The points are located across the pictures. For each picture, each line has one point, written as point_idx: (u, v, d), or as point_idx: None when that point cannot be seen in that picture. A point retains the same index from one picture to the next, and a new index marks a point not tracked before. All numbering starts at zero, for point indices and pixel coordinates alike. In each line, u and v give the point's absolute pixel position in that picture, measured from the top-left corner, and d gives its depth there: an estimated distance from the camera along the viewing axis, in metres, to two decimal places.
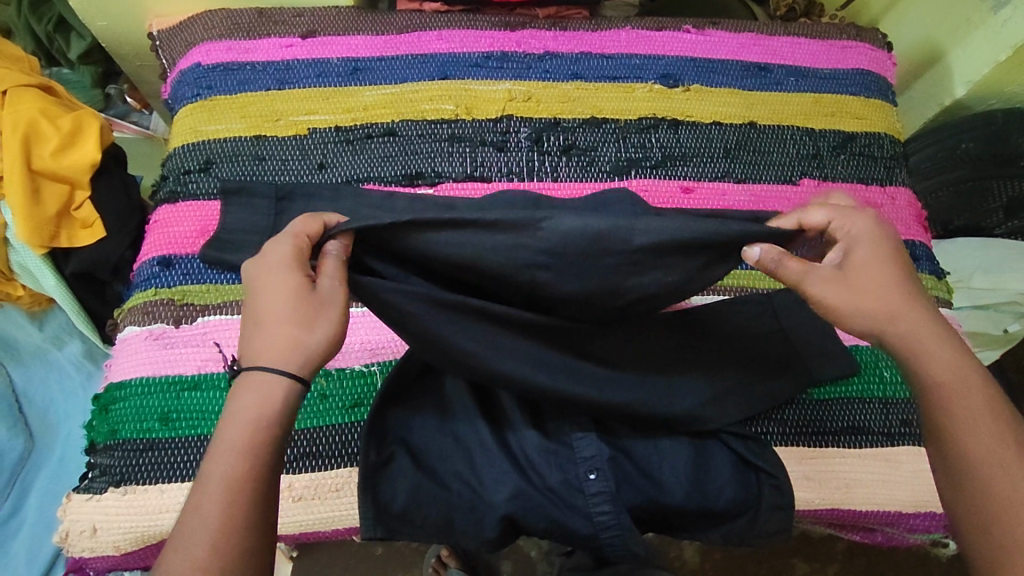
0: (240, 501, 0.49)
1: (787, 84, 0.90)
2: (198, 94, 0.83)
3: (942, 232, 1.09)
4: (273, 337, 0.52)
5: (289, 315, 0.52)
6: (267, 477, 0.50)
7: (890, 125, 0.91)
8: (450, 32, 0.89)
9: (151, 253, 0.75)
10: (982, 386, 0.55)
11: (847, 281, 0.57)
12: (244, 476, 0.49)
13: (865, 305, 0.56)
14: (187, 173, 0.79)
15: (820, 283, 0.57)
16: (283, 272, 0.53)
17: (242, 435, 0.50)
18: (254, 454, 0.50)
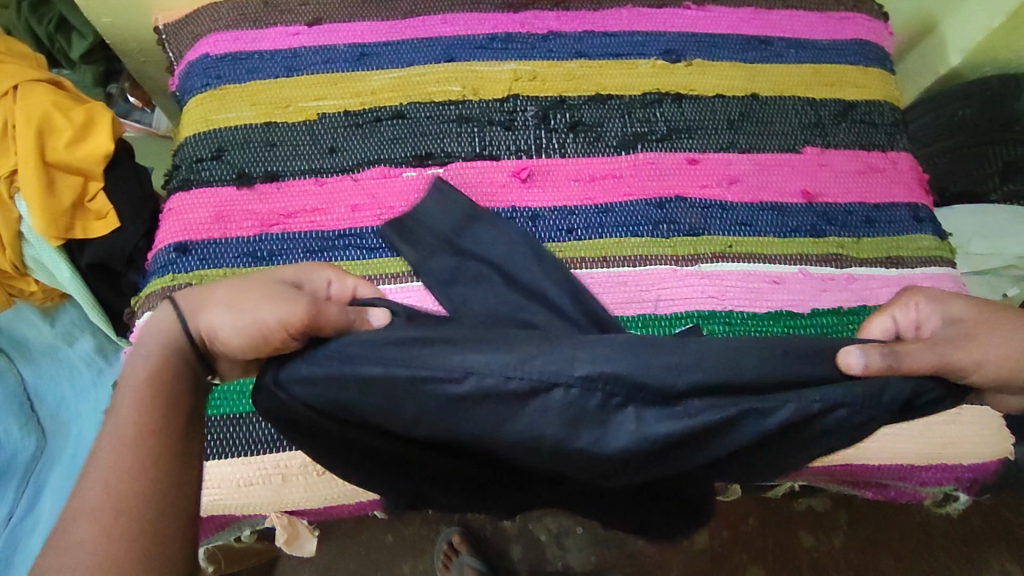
0: (147, 429, 0.53)
1: (788, 56, 0.92)
2: (208, 84, 0.84)
3: (941, 200, 1.11)
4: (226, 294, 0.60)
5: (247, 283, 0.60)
6: (166, 410, 0.54)
7: (889, 93, 0.92)
8: (454, 16, 0.90)
9: (167, 240, 0.76)
10: None
11: (969, 334, 0.56)
12: (148, 406, 0.54)
13: (978, 349, 0.55)
14: (200, 162, 0.79)
15: (960, 347, 0.54)
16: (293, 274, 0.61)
17: (138, 372, 0.55)
18: (149, 389, 0.55)
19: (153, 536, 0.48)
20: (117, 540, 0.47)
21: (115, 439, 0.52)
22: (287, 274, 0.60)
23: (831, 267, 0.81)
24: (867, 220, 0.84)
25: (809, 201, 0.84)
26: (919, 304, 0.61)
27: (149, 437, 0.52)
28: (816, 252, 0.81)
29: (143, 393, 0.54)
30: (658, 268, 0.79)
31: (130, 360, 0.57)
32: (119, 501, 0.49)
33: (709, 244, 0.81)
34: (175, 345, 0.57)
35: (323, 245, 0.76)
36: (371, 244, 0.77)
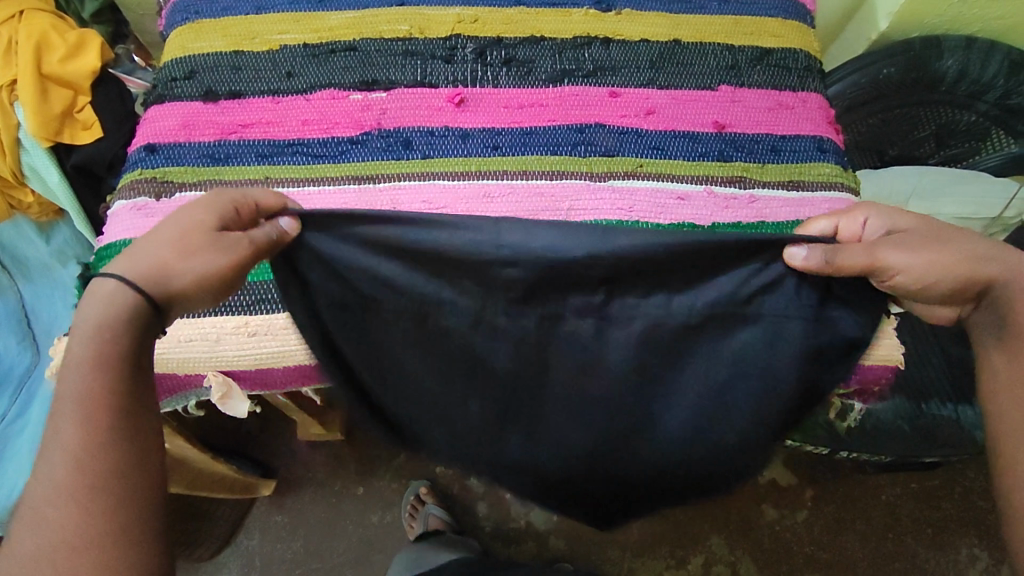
0: (100, 417, 0.57)
1: (711, 8, 1.00)
2: (187, 19, 0.96)
3: (880, 162, 1.22)
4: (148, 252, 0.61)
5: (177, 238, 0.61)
6: (114, 397, 0.58)
7: (805, 43, 1.00)
8: None
9: (140, 144, 0.87)
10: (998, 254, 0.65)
11: (917, 240, 0.65)
12: (97, 391, 0.57)
13: (917, 255, 0.64)
14: (173, 80, 0.90)
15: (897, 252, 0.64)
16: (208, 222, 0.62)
17: (96, 352, 0.58)
18: (104, 374, 0.58)
19: (108, 513, 0.55)
20: (89, 524, 0.54)
21: (65, 422, 0.56)
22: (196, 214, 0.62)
23: (735, 188, 0.88)
24: (772, 149, 0.91)
25: (720, 131, 0.92)
26: (861, 214, 0.69)
27: (92, 426, 0.56)
28: (723, 174, 0.89)
29: (94, 372, 0.58)
30: (575, 182, 0.87)
31: (77, 346, 0.58)
32: (75, 476, 0.55)
33: (622, 162, 0.89)
34: (125, 321, 0.59)
35: (274, 151, 0.87)
36: (317, 152, 0.87)
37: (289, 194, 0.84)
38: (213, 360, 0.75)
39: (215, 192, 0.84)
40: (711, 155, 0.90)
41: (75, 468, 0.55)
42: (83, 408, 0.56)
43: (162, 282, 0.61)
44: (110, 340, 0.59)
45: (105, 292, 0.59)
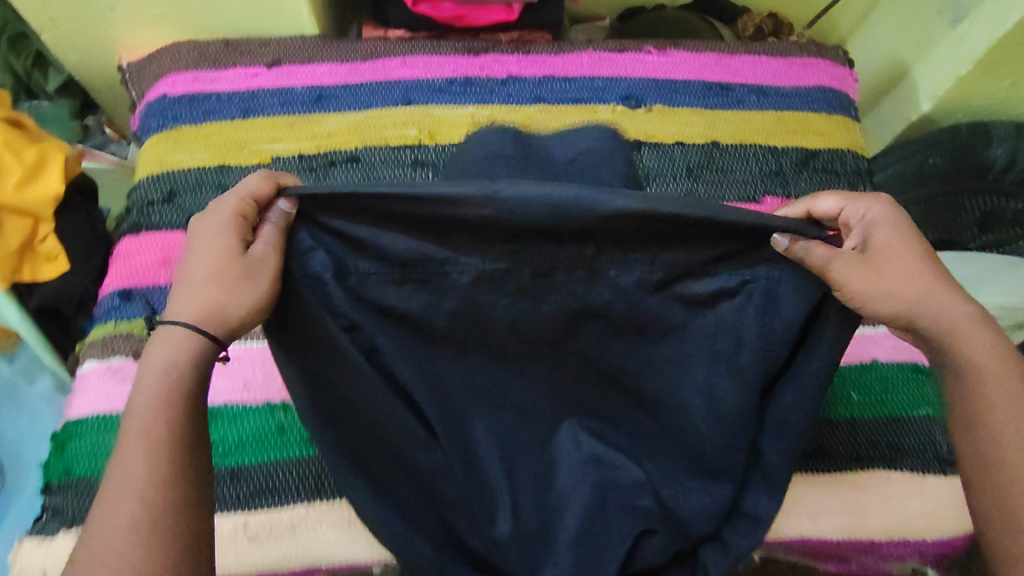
0: (170, 456, 0.47)
1: (749, 102, 0.91)
2: (163, 125, 0.84)
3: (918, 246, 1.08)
4: (193, 293, 0.51)
5: (217, 274, 0.51)
6: (186, 438, 0.48)
7: (852, 141, 0.91)
8: (414, 58, 0.90)
9: (113, 286, 0.76)
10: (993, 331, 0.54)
11: (867, 266, 0.52)
12: (165, 437, 0.47)
13: (866, 277, 0.51)
14: (150, 205, 0.79)
15: (846, 269, 0.49)
16: (216, 235, 0.52)
17: (159, 400, 0.48)
18: (172, 413, 0.48)
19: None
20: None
21: (132, 460, 0.46)
22: (212, 222, 0.52)
23: None
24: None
25: None
26: (862, 207, 0.55)
27: (160, 468, 0.46)
28: None
29: (167, 408, 0.48)
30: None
31: (140, 394, 0.49)
32: (142, 531, 0.44)
33: None
34: (190, 367, 0.50)
35: None
36: None
37: None
38: (293, 553, 0.63)
39: None
40: None
41: (126, 525, 0.44)
42: (170, 448, 0.47)
43: (228, 322, 0.50)
44: (178, 376, 0.49)
45: (166, 335, 0.50)
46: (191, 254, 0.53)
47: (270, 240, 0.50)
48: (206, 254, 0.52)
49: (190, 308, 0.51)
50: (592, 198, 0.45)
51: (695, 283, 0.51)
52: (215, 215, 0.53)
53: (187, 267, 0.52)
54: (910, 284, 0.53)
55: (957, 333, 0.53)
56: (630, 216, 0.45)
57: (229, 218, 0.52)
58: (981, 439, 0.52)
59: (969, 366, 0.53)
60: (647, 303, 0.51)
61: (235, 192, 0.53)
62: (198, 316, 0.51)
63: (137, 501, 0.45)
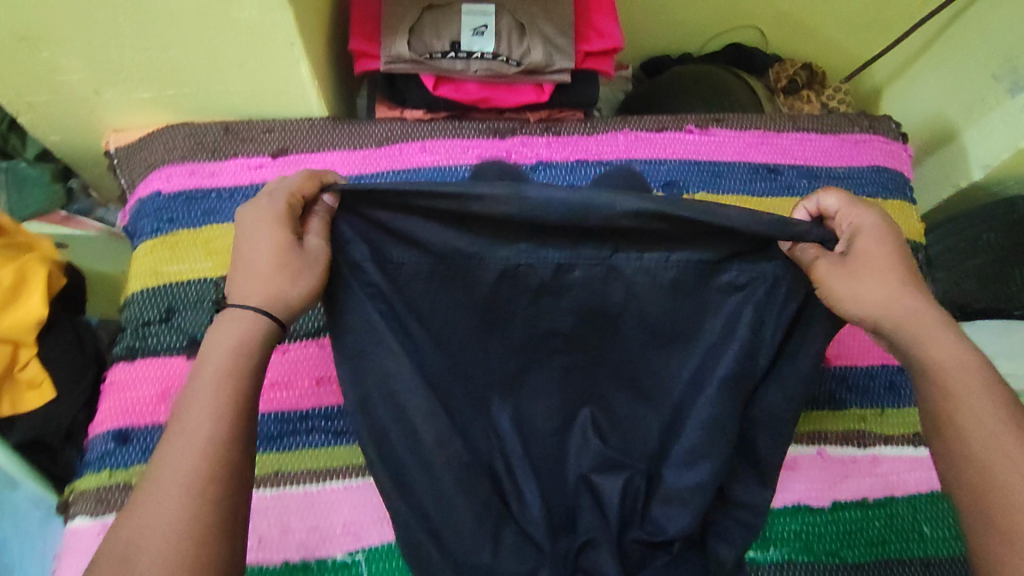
0: (238, 422, 0.45)
1: (800, 187, 0.84)
2: (158, 229, 0.76)
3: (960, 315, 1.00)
4: (248, 285, 0.50)
5: (269, 264, 0.50)
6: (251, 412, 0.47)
7: (909, 228, 0.84)
8: (435, 143, 0.82)
9: (106, 425, 0.68)
10: (979, 369, 0.48)
11: (853, 266, 0.51)
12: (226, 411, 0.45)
13: (853, 281, 0.50)
14: (146, 325, 0.72)
15: (833, 268, 0.51)
16: (260, 226, 0.51)
17: (227, 371, 0.47)
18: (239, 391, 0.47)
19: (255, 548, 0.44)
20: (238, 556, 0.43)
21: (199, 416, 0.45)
22: (256, 216, 0.52)
23: (853, 448, 0.72)
24: (890, 387, 0.76)
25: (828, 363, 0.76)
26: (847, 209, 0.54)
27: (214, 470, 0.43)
28: (836, 428, 0.73)
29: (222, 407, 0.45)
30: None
31: (195, 398, 0.45)
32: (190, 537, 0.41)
33: None
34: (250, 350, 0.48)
35: (283, 428, 0.68)
36: (339, 426, 0.69)
37: (306, 495, 0.66)
38: None
39: None
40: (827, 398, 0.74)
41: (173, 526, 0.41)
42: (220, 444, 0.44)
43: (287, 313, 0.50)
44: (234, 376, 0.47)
45: (229, 332, 0.48)
46: (240, 248, 0.52)
47: (321, 233, 0.52)
48: (259, 240, 0.51)
49: (252, 292, 0.50)
50: (597, 203, 0.47)
51: (715, 277, 0.52)
52: (257, 213, 0.52)
53: (238, 258, 0.51)
54: (894, 282, 0.51)
55: (932, 333, 0.50)
56: (650, 214, 0.48)
57: (278, 210, 0.52)
58: (956, 447, 0.47)
59: (936, 372, 0.49)
60: (662, 301, 0.54)
61: (275, 186, 0.54)
62: (259, 301, 0.50)
63: (184, 498, 0.42)
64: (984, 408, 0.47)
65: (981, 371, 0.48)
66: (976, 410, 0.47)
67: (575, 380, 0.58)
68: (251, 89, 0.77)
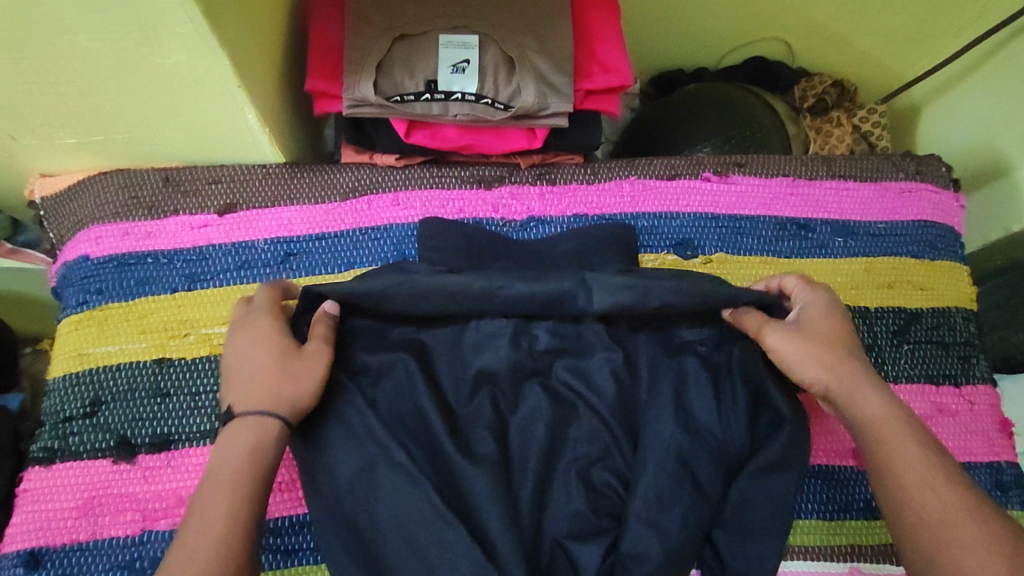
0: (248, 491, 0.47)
1: (834, 247, 0.72)
2: (85, 301, 0.65)
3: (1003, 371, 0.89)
4: (251, 392, 0.51)
5: (270, 372, 0.51)
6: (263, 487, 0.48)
7: (960, 294, 0.72)
8: (409, 194, 0.70)
9: (17, 543, 0.56)
10: (913, 429, 0.50)
11: (805, 330, 0.55)
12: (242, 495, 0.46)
13: (800, 343, 0.54)
14: (66, 421, 0.60)
15: (783, 334, 0.54)
16: (258, 339, 0.53)
17: (242, 463, 0.47)
18: (253, 476, 0.47)
19: None
20: None
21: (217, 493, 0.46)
22: (254, 331, 0.54)
23: (891, 565, 0.62)
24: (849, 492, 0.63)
25: (861, 462, 0.64)
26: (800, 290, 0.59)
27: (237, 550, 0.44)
28: (873, 542, 0.62)
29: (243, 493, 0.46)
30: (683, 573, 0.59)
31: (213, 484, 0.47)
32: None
33: None
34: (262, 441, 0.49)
35: None
36: (289, 543, 0.60)
37: None
38: None
39: None
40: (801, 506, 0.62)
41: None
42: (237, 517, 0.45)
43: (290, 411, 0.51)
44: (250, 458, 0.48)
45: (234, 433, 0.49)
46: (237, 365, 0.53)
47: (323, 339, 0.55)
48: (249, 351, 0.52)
49: (260, 394, 0.50)
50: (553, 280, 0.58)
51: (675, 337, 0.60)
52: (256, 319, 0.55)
53: (243, 370, 0.52)
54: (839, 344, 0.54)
55: (872, 393, 0.52)
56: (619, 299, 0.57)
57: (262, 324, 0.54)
58: (898, 497, 0.48)
59: (879, 431, 0.50)
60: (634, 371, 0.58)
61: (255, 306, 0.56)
62: (273, 400, 0.50)
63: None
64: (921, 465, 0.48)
65: (917, 433, 0.50)
66: (914, 473, 0.48)
67: (555, 435, 0.55)
68: (192, 135, 0.66)
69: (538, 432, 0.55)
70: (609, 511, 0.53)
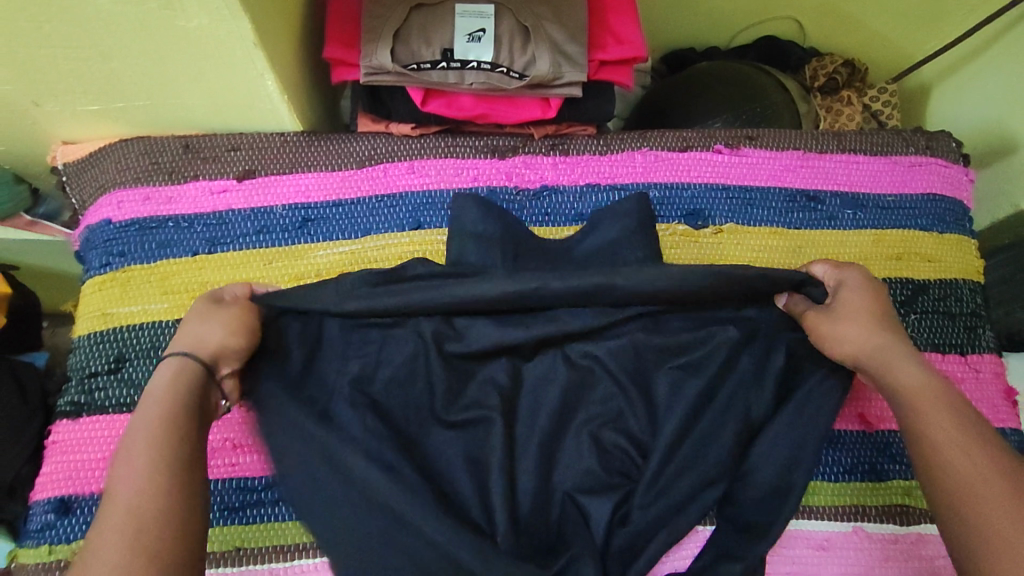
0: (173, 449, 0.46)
1: (843, 219, 0.73)
2: (108, 263, 0.66)
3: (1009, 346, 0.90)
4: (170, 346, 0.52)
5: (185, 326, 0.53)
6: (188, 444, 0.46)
7: (968, 266, 0.73)
8: (424, 162, 0.71)
9: (47, 491, 0.59)
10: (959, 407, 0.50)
11: (847, 310, 0.56)
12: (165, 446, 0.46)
13: (841, 322, 0.55)
14: (93, 377, 0.63)
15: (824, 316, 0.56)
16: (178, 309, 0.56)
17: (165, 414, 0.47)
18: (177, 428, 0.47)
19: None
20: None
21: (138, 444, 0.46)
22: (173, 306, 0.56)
23: (894, 525, 0.63)
24: (879, 454, 0.65)
25: (869, 426, 0.66)
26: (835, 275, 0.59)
27: (158, 478, 0.44)
28: (877, 503, 0.64)
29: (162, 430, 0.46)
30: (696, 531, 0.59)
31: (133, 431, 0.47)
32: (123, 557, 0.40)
33: None
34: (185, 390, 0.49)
35: (246, 499, 0.60)
36: None
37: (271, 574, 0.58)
38: None
39: None
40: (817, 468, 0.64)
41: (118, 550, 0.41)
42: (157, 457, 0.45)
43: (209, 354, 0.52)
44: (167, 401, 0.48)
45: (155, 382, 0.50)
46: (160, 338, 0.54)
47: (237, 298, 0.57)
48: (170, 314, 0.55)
49: (178, 341, 0.52)
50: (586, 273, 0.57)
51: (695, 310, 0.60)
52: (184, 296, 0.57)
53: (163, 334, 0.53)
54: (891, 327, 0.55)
55: (912, 367, 0.52)
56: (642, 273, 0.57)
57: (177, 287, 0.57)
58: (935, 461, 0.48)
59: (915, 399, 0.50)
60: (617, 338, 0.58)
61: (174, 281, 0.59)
62: (191, 347, 0.52)
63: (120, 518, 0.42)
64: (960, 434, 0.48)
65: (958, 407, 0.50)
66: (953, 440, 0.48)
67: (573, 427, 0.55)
68: (212, 102, 0.67)
69: (551, 395, 0.56)
70: (620, 469, 0.55)
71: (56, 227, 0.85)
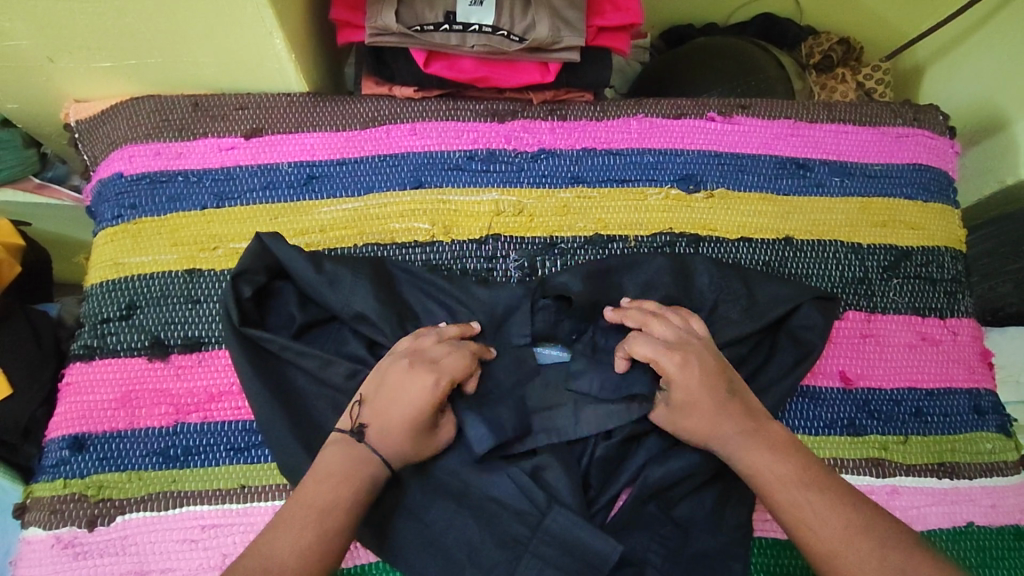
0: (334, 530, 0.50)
1: (831, 186, 0.75)
2: (120, 215, 0.69)
3: (992, 321, 0.93)
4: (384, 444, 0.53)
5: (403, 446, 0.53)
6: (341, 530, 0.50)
7: (950, 235, 0.76)
8: (426, 124, 0.73)
9: (62, 429, 0.62)
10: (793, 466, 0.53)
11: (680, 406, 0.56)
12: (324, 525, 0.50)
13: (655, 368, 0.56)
14: (106, 322, 0.65)
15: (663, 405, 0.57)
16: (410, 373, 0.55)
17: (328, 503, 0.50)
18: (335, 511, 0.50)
19: None
20: None
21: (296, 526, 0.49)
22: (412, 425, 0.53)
23: (870, 477, 0.66)
24: (863, 410, 0.68)
25: (849, 385, 0.68)
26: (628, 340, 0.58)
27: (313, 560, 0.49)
28: (855, 456, 0.66)
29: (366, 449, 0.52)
30: None
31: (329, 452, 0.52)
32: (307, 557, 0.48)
33: None
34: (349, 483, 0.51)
35: (248, 439, 0.62)
36: None
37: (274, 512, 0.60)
38: None
39: (173, 511, 0.59)
40: (799, 419, 0.67)
41: (312, 553, 0.49)
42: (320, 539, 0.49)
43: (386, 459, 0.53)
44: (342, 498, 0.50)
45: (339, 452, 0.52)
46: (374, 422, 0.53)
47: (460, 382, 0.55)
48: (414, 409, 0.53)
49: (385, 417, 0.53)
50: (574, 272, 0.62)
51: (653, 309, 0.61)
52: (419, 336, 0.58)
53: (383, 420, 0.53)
54: (705, 388, 0.55)
55: (753, 443, 0.54)
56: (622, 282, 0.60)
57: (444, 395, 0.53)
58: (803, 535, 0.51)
59: (766, 463, 0.53)
60: None
61: (436, 354, 0.55)
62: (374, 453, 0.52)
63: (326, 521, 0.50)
64: (810, 495, 0.52)
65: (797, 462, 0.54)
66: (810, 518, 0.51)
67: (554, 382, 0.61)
68: (221, 60, 0.69)
69: None
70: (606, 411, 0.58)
71: (64, 191, 0.87)
